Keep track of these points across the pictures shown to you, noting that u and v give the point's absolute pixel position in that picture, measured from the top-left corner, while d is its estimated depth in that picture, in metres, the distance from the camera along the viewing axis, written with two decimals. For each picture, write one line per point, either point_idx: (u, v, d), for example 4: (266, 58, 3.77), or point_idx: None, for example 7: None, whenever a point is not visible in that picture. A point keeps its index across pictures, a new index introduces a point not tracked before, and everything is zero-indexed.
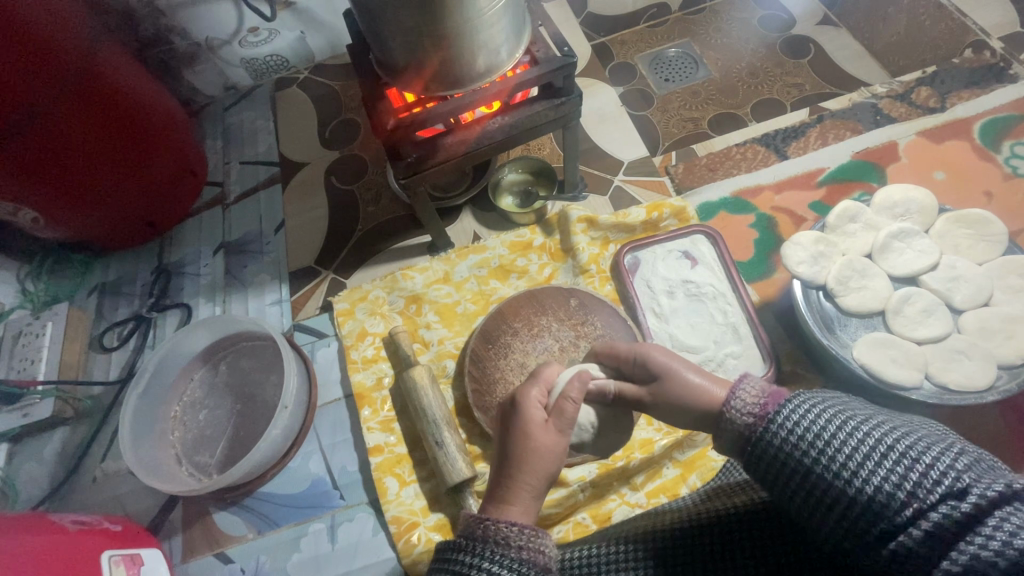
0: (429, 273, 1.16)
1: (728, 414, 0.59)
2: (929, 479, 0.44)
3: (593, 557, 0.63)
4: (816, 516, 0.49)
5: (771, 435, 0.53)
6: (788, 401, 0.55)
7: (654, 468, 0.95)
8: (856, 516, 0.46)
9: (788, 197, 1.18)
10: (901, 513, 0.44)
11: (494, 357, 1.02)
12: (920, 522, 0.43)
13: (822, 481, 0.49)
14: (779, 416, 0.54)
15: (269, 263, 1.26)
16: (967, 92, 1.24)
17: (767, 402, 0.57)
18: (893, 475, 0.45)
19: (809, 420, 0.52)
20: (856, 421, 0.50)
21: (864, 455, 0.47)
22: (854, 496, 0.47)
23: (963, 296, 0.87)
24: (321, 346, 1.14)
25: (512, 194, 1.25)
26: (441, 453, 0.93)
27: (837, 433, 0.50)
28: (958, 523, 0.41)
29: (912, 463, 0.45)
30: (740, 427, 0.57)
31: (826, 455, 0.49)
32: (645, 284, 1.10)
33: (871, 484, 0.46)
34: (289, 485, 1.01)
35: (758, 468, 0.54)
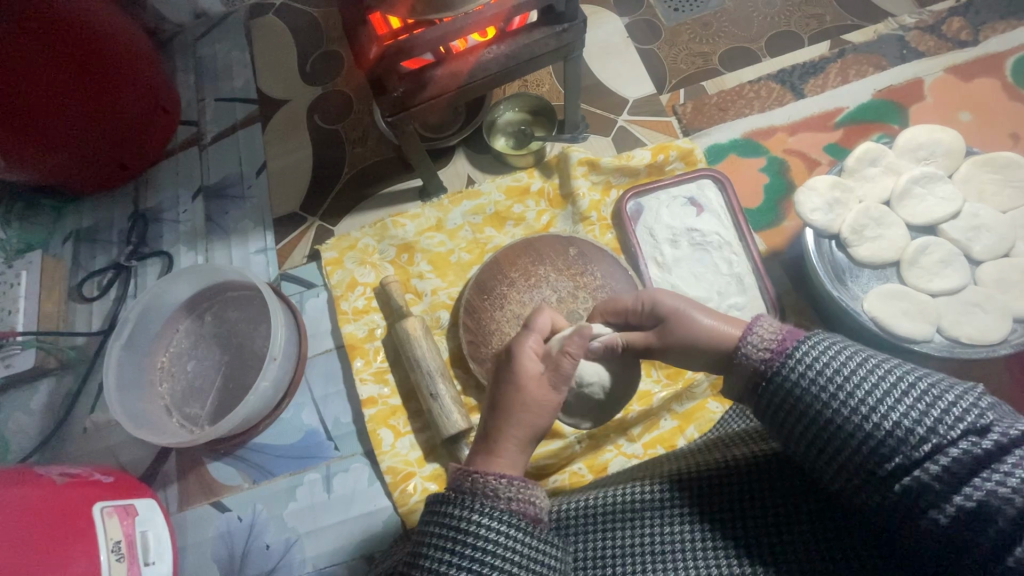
0: (421, 220, 1.10)
1: (740, 354, 0.55)
2: (951, 415, 0.42)
3: (593, 500, 0.61)
4: (824, 458, 0.47)
5: (786, 375, 0.50)
6: (807, 340, 0.51)
7: (651, 420, 0.94)
8: (868, 454, 0.44)
9: (803, 138, 1.11)
10: (917, 449, 0.42)
11: (490, 308, 0.99)
12: (939, 456, 0.41)
13: (836, 419, 0.46)
14: (796, 352, 0.50)
15: (252, 209, 1.19)
16: (1001, 24, 1.14)
17: (785, 339, 0.53)
18: (913, 409, 0.43)
19: (829, 357, 0.49)
20: (878, 358, 0.47)
21: (885, 392, 0.45)
22: (870, 433, 0.44)
23: (983, 246, 0.83)
24: (310, 296, 1.09)
25: (507, 134, 1.17)
26: (436, 404, 0.91)
27: (858, 370, 0.47)
28: (976, 458, 0.40)
29: (934, 401, 0.43)
30: (753, 366, 0.54)
31: (845, 391, 0.46)
32: (647, 232, 1.05)
33: (889, 420, 0.44)
34: (284, 436, 0.99)
35: (770, 405, 0.51)
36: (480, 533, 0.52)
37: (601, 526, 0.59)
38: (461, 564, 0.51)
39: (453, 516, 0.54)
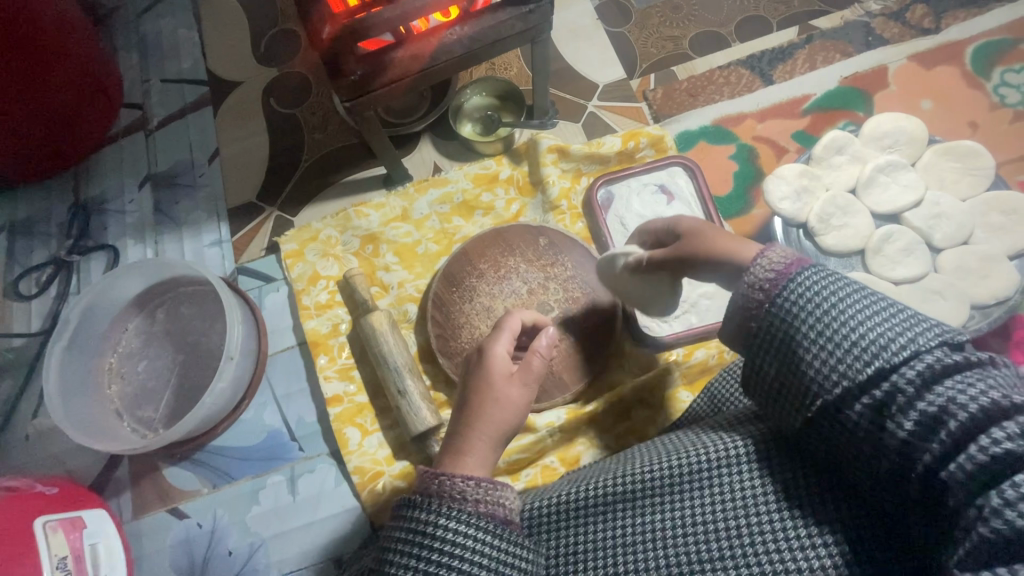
0: (386, 210, 1.06)
1: (745, 276, 0.55)
2: (926, 330, 0.45)
3: (563, 497, 0.61)
4: (807, 374, 0.49)
5: (779, 299, 0.52)
6: (813, 269, 0.51)
7: (623, 411, 0.94)
8: (851, 364, 0.46)
9: (771, 125, 1.11)
10: (896, 355, 0.45)
11: (459, 301, 0.96)
12: (913, 362, 0.44)
13: (827, 333, 0.48)
14: (801, 274, 0.52)
15: (204, 199, 1.12)
16: (963, 11, 1.15)
17: (794, 262, 0.53)
18: (895, 325, 0.46)
19: (825, 280, 0.51)
20: (868, 287, 0.50)
21: (871, 309, 0.48)
22: (855, 343, 0.47)
23: (944, 234, 0.84)
24: (269, 291, 1.04)
25: (474, 120, 1.13)
26: (405, 401, 0.89)
27: (850, 293, 0.49)
28: (945, 365, 0.44)
29: (912, 319, 0.46)
30: (757, 285, 0.54)
31: (837, 309, 0.49)
32: (618, 221, 1.03)
33: (874, 331, 0.46)
34: (245, 438, 0.95)
35: (768, 327, 0.52)
36: (445, 538, 0.51)
37: (567, 525, 0.60)
38: (426, 568, 0.50)
39: (417, 521, 0.52)
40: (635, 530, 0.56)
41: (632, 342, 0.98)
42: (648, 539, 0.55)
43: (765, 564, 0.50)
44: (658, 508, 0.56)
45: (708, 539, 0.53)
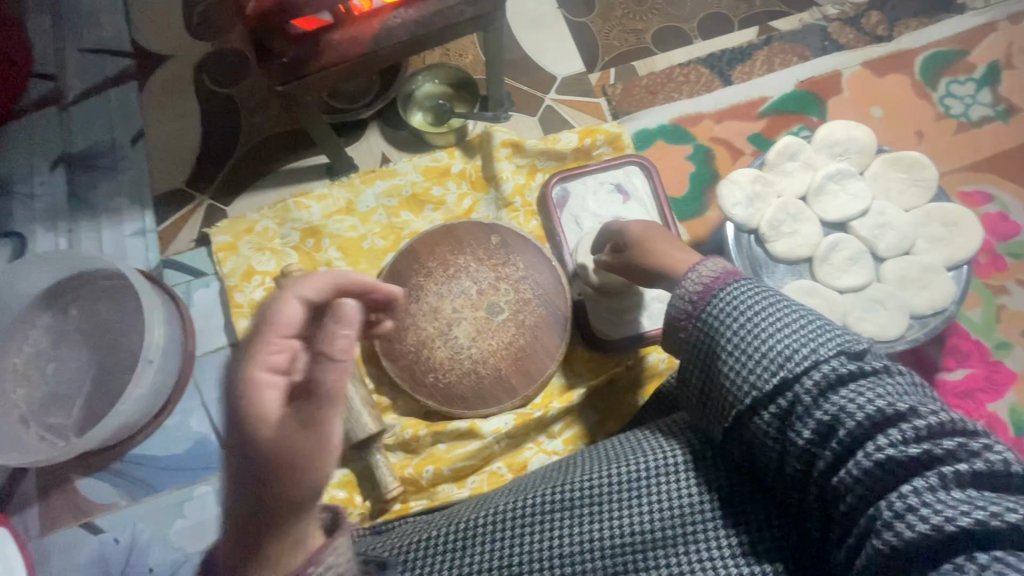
0: (329, 201, 1.00)
1: (676, 291, 0.58)
2: (828, 340, 0.48)
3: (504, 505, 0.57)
4: (723, 382, 0.51)
5: (706, 311, 0.54)
6: (741, 283, 0.54)
7: (573, 417, 0.92)
8: (756, 374, 0.49)
9: (728, 127, 1.10)
10: (798, 365, 0.47)
11: (404, 302, 0.91)
12: (811, 373, 0.47)
13: (738, 344, 0.51)
14: (725, 289, 0.54)
15: (127, 184, 1.03)
16: (915, 20, 1.16)
17: (722, 277, 0.56)
18: (798, 335, 0.48)
19: (746, 294, 0.53)
20: (780, 296, 0.52)
21: (782, 321, 0.50)
22: (761, 353, 0.49)
23: (888, 243, 0.84)
24: (198, 287, 0.97)
25: (425, 108, 1.07)
26: (344, 407, 0.84)
27: (765, 306, 0.51)
28: (841, 374, 0.46)
29: (818, 331, 0.48)
30: (685, 300, 0.56)
31: (751, 321, 0.51)
32: (573, 220, 1.00)
33: (779, 342, 0.49)
34: (169, 446, 0.88)
35: (692, 339, 0.55)
36: None
37: (510, 533, 0.55)
38: None
39: None
40: (575, 539, 0.53)
41: (582, 346, 0.95)
42: (587, 550, 0.53)
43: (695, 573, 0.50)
44: (599, 517, 0.54)
45: (641, 549, 0.52)
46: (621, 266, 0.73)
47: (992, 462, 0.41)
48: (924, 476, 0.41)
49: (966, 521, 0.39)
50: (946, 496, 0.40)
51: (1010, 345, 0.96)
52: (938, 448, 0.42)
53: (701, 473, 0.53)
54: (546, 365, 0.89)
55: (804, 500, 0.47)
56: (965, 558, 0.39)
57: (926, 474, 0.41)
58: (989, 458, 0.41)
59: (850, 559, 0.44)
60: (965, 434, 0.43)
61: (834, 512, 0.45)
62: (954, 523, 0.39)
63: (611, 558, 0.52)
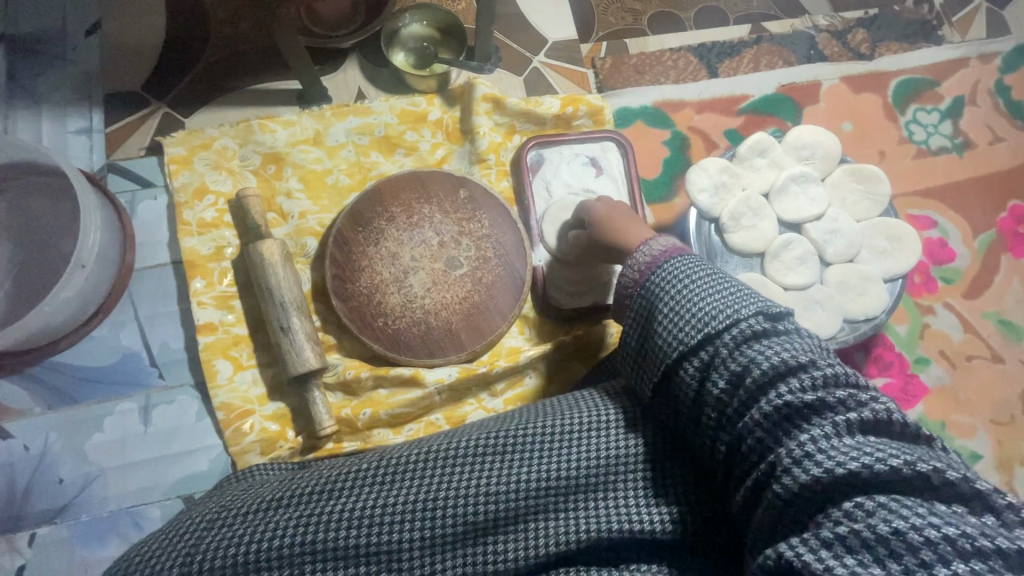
0: (296, 129, 0.96)
1: (625, 264, 0.62)
2: (751, 303, 0.51)
3: (430, 448, 0.57)
4: (655, 341, 0.54)
5: (649, 278, 0.58)
6: (681, 257, 0.58)
7: (516, 377, 0.93)
8: (682, 331, 0.52)
9: (707, 119, 1.12)
10: (720, 323, 0.50)
11: (363, 243, 0.90)
12: (732, 329, 0.50)
13: (670, 306, 0.54)
14: (667, 261, 0.58)
15: (75, 77, 0.95)
16: (896, 44, 1.20)
17: (665, 252, 0.60)
18: (723, 298, 0.52)
19: (682, 265, 0.56)
20: (712, 267, 0.56)
21: (712, 286, 0.53)
22: (688, 313, 0.52)
23: (835, 249, 0.88)
24: (144, 198, 0.91)
25: (408, 49, 1.03)
26: (286, 340, 0.82)
27: (699, 274, 0.55)
28: (756, 332, 0.49)
29: (743, 296, 0.52)
30: (633, 270, 0.60)
31: (686, 286, 0.54)
32: (544, 186, 0.99)
33: (706, 304, 0.52)
34: (94, 358, 0.85)
35: (633, 304, 0.58)
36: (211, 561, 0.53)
37: (435, 474, 0.55)
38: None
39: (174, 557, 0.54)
40: (505, 479, 0.54)
41: (536, 311, 0.97)
42: (516, 490, 0.53)
43: (608, 519, 0.52)
44: (531, 460, 0.55)
45: (559, 494, 0.53)
46: (587, 237, 0.84)
47: (877, 410, 0.43)
48: (820, 424, 0.43)
49: (855, 465, 0.40)
50: (839, 443, 0.41)
51: (928, 361, 1.03)
52: (831, 396, 0.43)
53: (631, 431, 0.55)
54: (497, 324, 0.90)
55: (713, 449, 0.50)
56: (853, 505, 0.39)
57: (821, 421, 0.43)
58: (875, 407, 0.43)
59: (747, 501, 0.46)
60: (857, 387, 0.45)
61: (736, 456, 0.47)
62: (845, 467, 0.40)
63: (537, 499, 0.53)
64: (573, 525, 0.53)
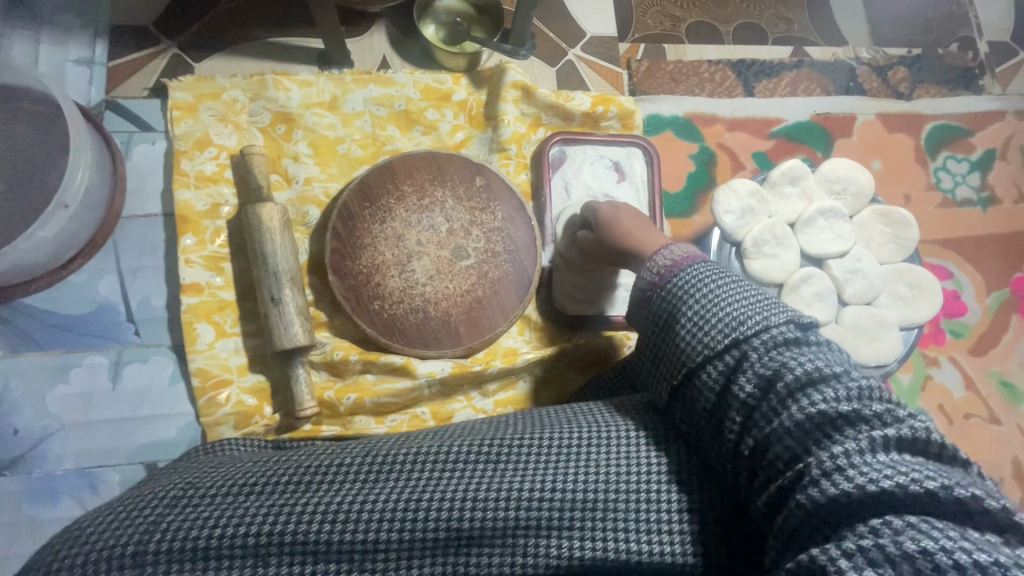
0: (312, 90, 0.90)
1: (643, 265, 0.61)
2: (780, 311, 0.51)
3: (421, 450, 0.53)
4: (678, 343, 0.54)
5: (671, 282, 0.57)
6: (705, 263, 0.57)
7: (510, 380, 0.89)
8: (709, 335, 0.51)
9: (737, 138, 1.08)
10: (750, 328, 0.50)
11: (368, 220, 0.85)
12: (761, 334, 0.50)
13: (697, 310, 0.54)
14: (691, 267, 0.57)
15: (81, 3, 0.89)
16: (935, 88, 1.18)
17: (687, 257, 0.59)
18: (753, 305, 0.52)
19: (707, 272, 0.56)
20: (738, 275, 0.56)
21: (740, 292, 0.53)
22: (716, 318, 0.52)
23: (855, 289, 0.86)
24: (140, 142, 0.86)
25: (440, 22, 0.98)
26: (276, 311, 0.77)
27: (726, 280, 0.55)
28: (787, 339, 0.49)
29: (772, 304, 0.52)
30: (653, 271, 0.59)
31: (714, 290, 0.54)
32: (563, 185, 0.95)
33: (736, 310, 0.52)
34: (68, 305, 0.79)
35: (656, 307, 0.57)
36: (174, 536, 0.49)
37: (425, 476, 0.51)
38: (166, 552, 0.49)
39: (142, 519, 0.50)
40: (498, 486, 0.50)
41: (538, 313, 0.93)
42: (513, 500, 0.50)
43: (610, 541, 0.49)
44: (528, 470, 0.51)
45: (559, 509, 0.50)
46: (593, 243, 0.81)
47: (915, 428, 0.42)
48: (854, 438, 0.42)
49: (889, 483, 0.39)
50: (873, 459, 0.41)
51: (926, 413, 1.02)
52: (866, 409, 0.43)
53: (637, 450, 0.52)
54: (498, 323, 0.86)
55: (733, 454, 0.49)
56: (881, 522, 0.39)
57: (856, 434, 0.42)
58: (913, 424, 0.42)
59: (767, 508, 0.46)
60: (893, 403, 0.44)
61: (762, 462, 0.46)
62: (877, 484, 0.39)
63: (532, 512, 0.49)
64: (566, 544, 0.49)
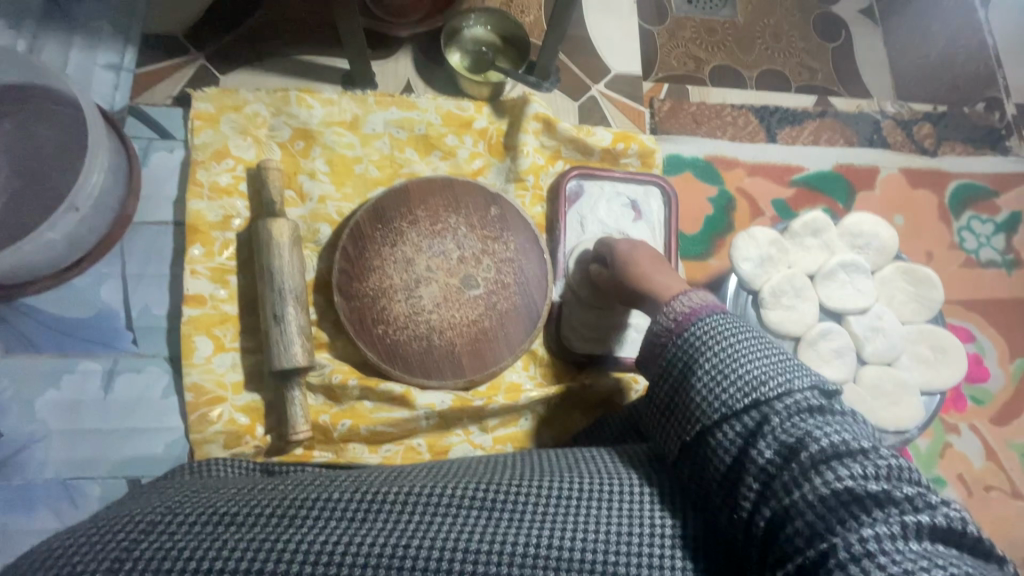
0: (334, 109, 0.90)
1: (659, 312, 0.59)
2: (803, 374, 0.48)
3: (413, 491, 0.50)
4: (693, 398, 0.51)
5: (688, 332, 0.55)
6: (726, 314, 0.55)
7: (511, 416, 0.86)
8: (728, 393, 0.49)
9: (757, 183, 1.07)
10: (771, 390, 0.48)
11: (379, 242, 0.84)
12: (784, 398, 0.47)
13: (716, 364, 0.51)
14: (710, 317, 0.55)
15: (115, 11, 0.90)
16: (961, 146, 1.16)
17: (707, 307, 0.57)
18: (775, 366, 0.49)
19: (727, 325, 0.54)
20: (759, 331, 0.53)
21: (762, 349, 0.51)
22: (735, 375, 0.49)
23: (875, 348, 0.83)
24: (159, 149, 0.86)
25: (466, 51, 0.99)
26: (277, 329, 0.75)
27: (746, 335, 0.52)
28: (810, 406, 0.46)
29: (795, 366, 0.49)
30: (670, 319, 0.57)
31: (735, 345, 0.51)
32: (578, 219, 0.94)
33: (757, 369, 0.49)
34: (69, 308, 0.78)
35: (671, 357, 0.55)
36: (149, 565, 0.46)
37: (415, 521, 0.48)
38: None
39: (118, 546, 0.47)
40: (492, 539, 0.47)
41: (545, 349, 0.90)
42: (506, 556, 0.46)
43: None
44: (525, 524, 0.48)
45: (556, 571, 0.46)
46: (607, 279, 0.79)
47: (949, 517, 0.40)
48: (885, 522, 0.39)
49: None
50: (905, 547, 0.38)
51: (944, 482, 0.97)
52: (897, 491, 0.40)
53: (640, 509, 0.49)
54: (503, 357, 0.83)
55: (747, 524, 0.46)
56: None
57: (885, 517, 0.39)
58: (947, 513, 0.40)
59: None
60: (924, 486, 0.42)
61: (779, 536, 0.43)
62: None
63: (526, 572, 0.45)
64: None
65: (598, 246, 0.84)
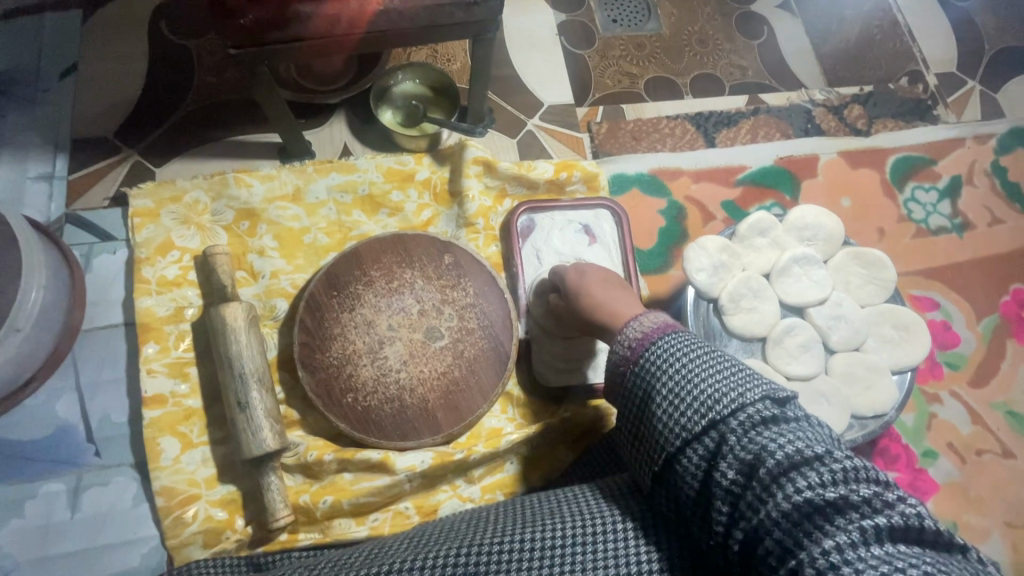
0: (275, 183, 0.91)
1: (614, 339, 0.58)
2: (754, 385, 0.48)
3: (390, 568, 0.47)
4: (655, 425, 0.51)
5: (643, 357, 0.54)
6: (678, 333, 0.54)
7: (496, 463, 0.85)
8: (686, 417, 0.48)
9: (704, 188, 1.09)
10: (726, 407, 0.47)
11: (336, 309, 0.83)
12: (738, 414, 0.46)
13: (671, 388, 0.50)
14: (662, 338, 0.54)
15: (43, 121, 0.90)
16: (892, 121, 1.20)
17: (659, 327, 0.56)
18: (727, 380, 0.48)
19: (679, 344, 0.53)
20: (710, 345, 0.52)
21: (713, 365, 0.50)
22: (691, 396, 0.49)
23: (840, 336, 0.84)
24: (102, 252, 0.85)
25: (397, 106, 1.00)
26: (243, 416, 0.74)
27: (698, 352, 0.51)
28: (764, 418, 0.46)
29: (746, 377, 0.49)
30: (625, 346, 0.56)
31: (687, 364, 0.51)
32: (534, 253, 0.94)
33: (710, 387, 0.48)
34: (27, 430, 0.76)
35: (630, 385, 0.54)
36: None
37: None
38: None
39: None
40: None
41: (521, 388, 0.90)
42: None
43: None
44: None
45: None
46: (565, 311, 0.78)
47: (907, 515, 0.39)
48: (845, 530, 0.39)
49: None
50: (867, 553, 0.38)
51: (936, 454, 0.97)
52: (855, 494, 0.40)
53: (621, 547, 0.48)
54: (478, 405, 0.82)
55: (724, 546, 0.45)
56: None
57: (846, 524, 0.39)
58: (904, 511, 0.39)
59: None
60: (881, 484, 0.41)
61: (754, 557, 0.43)
62: None
63: None
64: None
65: (552, 279, 0.84)
